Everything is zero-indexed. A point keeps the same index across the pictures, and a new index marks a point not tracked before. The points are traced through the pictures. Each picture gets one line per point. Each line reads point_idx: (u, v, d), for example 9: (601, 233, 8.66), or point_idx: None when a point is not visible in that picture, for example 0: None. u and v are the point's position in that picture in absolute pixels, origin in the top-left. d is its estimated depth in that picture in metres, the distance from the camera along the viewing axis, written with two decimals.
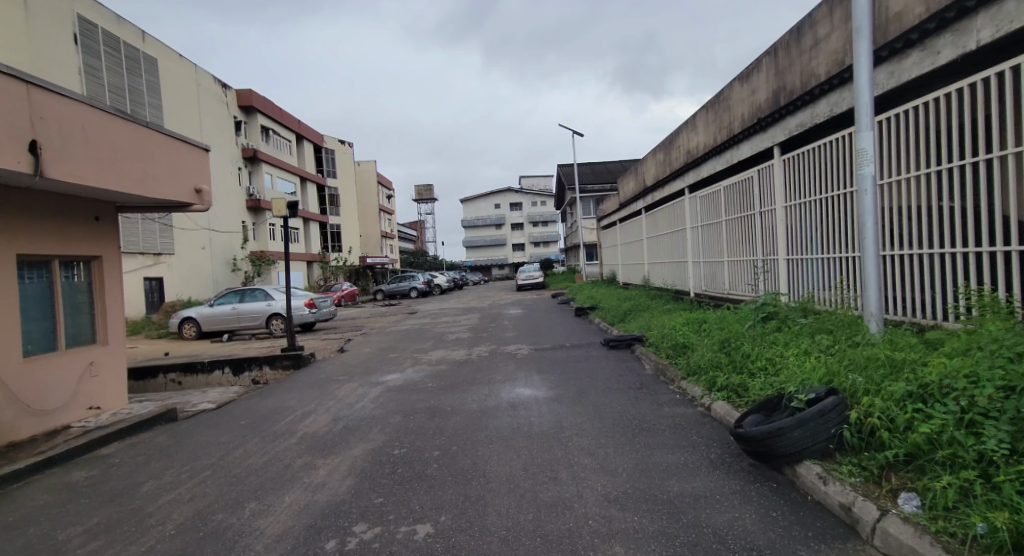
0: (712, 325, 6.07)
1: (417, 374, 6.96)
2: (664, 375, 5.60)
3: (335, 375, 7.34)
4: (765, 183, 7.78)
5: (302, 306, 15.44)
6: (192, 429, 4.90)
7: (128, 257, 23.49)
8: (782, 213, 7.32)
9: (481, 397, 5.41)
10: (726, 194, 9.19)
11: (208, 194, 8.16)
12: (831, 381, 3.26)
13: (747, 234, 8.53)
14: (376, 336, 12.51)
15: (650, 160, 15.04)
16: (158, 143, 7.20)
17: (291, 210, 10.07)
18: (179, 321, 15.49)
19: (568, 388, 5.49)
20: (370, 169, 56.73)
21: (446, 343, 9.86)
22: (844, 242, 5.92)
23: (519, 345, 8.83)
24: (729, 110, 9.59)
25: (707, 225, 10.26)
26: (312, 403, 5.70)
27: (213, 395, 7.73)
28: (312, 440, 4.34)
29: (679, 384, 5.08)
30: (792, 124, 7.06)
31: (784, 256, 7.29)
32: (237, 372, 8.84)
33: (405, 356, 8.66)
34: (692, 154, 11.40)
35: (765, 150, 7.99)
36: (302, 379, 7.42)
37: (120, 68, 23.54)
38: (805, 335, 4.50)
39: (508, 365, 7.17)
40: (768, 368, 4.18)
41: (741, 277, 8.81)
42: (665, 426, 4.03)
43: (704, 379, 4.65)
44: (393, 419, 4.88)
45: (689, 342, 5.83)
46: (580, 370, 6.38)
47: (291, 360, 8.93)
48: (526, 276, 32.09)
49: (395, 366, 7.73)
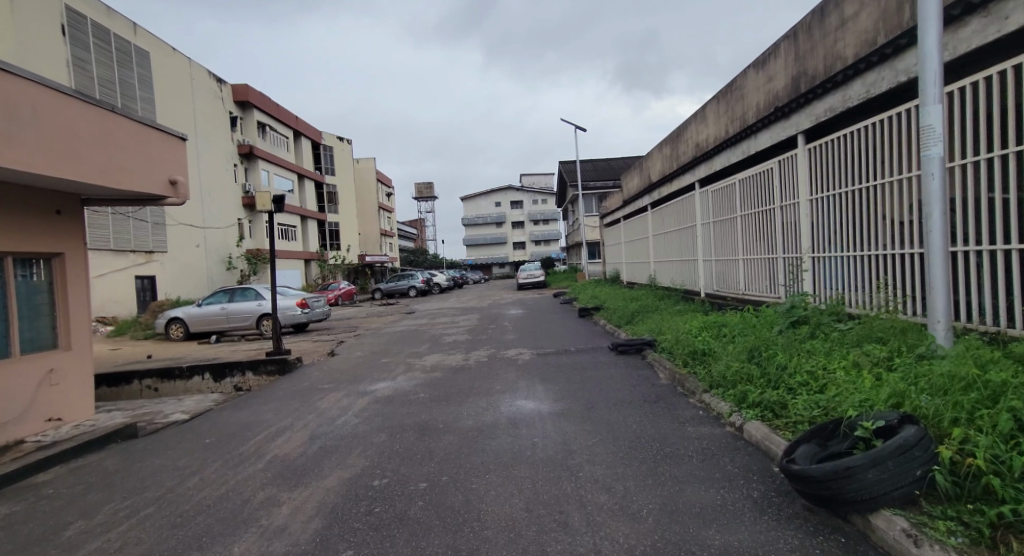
0: (734, 330, 5.47)
1: (409, 382, 6.36)
2: (683, 386, 5.00)
3: (320, 383, 6.75)
4: (788, 175, 7.17)
5: (294, 306, 14.85)
6: (149, 451, 4.31)
7: (120, 255, 22.93)
8: (806, 208, 6.73)
9: (478, 412, 4.81)
10: (741, 188, 8.58)
11: (184, 186, 7.57)
12: (902, 405, 2.65)
13: (765, 230, 7.94)
14: (370, 339, 11.92)
15: (656, 155, 14.44)
16: (125, 129, 6.63)
17: (276, 203, 9.44)
18: (166, 321, 14.94)
19: (576, 401, 4.90)
20: (368, 166, 56.07)
21: (443, 347, 9.26)
22: (883, 238, 5.30)
23: (521, 349, 8.25)
24: (744, 100, 8.97)
25: (720, 221, 9.65)
26: (289, 417, 5.09)
27: (189, 404, 7.16)
28: (281, 466, 3.76)
29: (701, 398, 4.49)
30: (817, 110, 6.40)
31: (810, 255, 6.69)
32: (218, 378, 8.31)
33: (398, 361, 8.06)
34: (703, 147, 10.79)
35: (785, 139, 7.36)
36: (284, 387, 6.83)
37: (111, 61, 22.98)
38: (851, 346, 3.89)
39: (509, 372, 6.57)
40: (810, 384, 3.57)
41: (758, 276, 8.21)
42: (692, 452, 3.43)
43: (733, 394, 4.06)
44: (377, 438, 4.29)
45: (710, 350, 5.24)
46: (588, 378, 5.79)
47: (276, 365, 8.35)
48: (526, 275, 31.51)
49: (387, 372, 7.15)
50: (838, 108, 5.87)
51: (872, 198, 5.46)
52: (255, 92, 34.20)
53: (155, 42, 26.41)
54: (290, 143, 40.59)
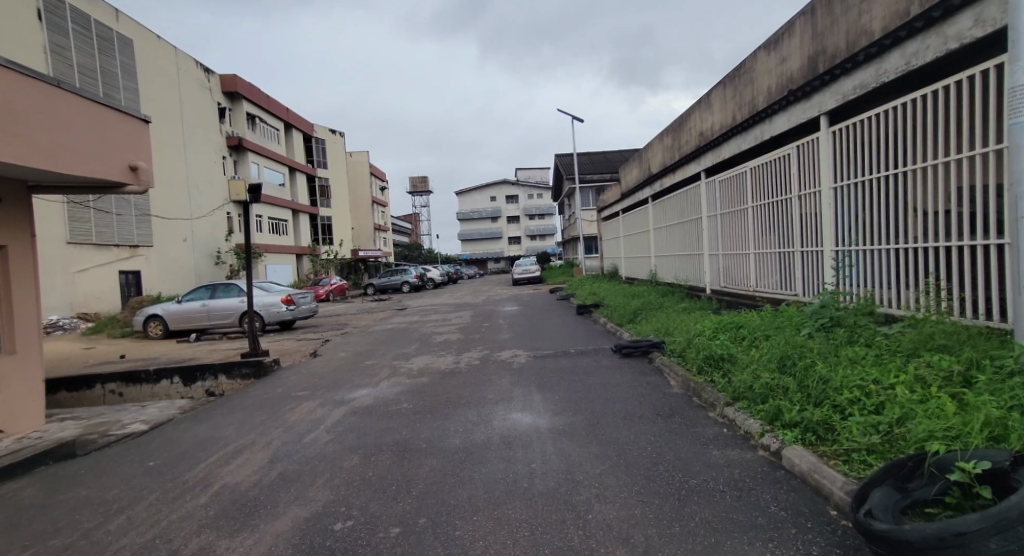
0: (756, 332, 4.89)
1: (391, 390, 5.74)
2: (700, 397, 4.42)
3: (294, 390, 6.10)
4: (807, 161, 6.55)
5: (278, 303, 14.16)
6: (79, 477, 3.66)
7: (103, 250, 22.11)
8: (829, 196, 6.12)
9: (467, 428, 4.17)
10: (754, 176, 7.97)
11: (146, 172, 6.87)
12: (1012, 442, 2.06)
13: (780, 222, 7.33)
14: (357, 337, 11.29)
15: (657, 145, 13.86)
16: (75, 106, 5.92)
17: (252, 193, 8.52)
18: (145, 318, 14.25)
19: (579, 415, 4.30)
20: (361, 159, 55.12)
21: (432, 348, 8.63)
22: (926, 229, 4.69)
23: (516, 350, 7.66)
24: (755, 84, 8.34)
25: (729, 213, 9.05)
26: (251, 434, 4.44)
27: (152, 412, 6.51)
28: (229, 499, 3.13)
29: (724, 412, 3.90)
30: (841, 89, 5.78)
31: (832, 249, 6.08)
32: (188, 383, 7.67)
33: (383, 364, 7.41)
34: (709, 135, 10.17)
35: (803, 122, 6.75)
36: (255, 395, 6.19)
37: (91, 47, 22.07)
38: (907, 354, 3.32)
39: (502, 379, 5.93)
40: (862, 400, 2.99)
41: (771, 272, 7.63)
42: (725, 486, 2.83)
43: (766, 409, 3.47)
44: (349, 461, 3.67)
45: (729, 354, 4.65)
46: (591, 386, 5.20)
47: (251, 368, 7.71)
48: (522, 270, 30.89)
49: (369, 377, 6.53)
50: (871, 84, 5.22)
51: (909, 184, 4.85)
52: (244, 83, 33.32)
53: (139, 30, 25.56)
54: (280, 135, 39.60)
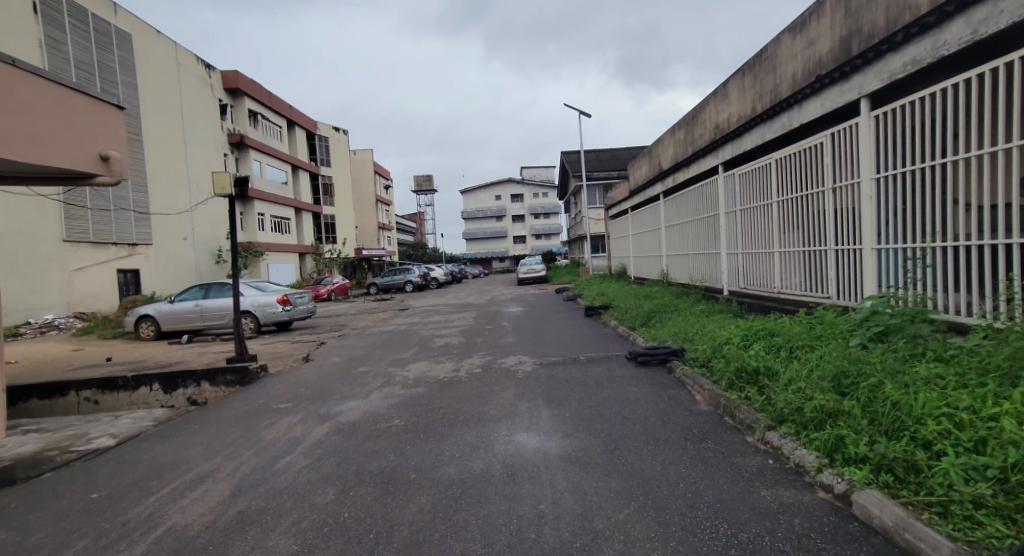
0: (794, 341, 4.28)
1: (383, 402, 5.18)
2: (733, 417, 3.83)
3: (275, 402, 5.53)
4: (843, 150, 5.89)
5: (274, 303, 13.64)
6: (6, 514, 3.11)
7: (101, 248, 21.72)
8: (868, 188, 5.46)
9: (464, 455, 3.58)
10: (781, 169, 7.33)
11: (119, 162, 6.30)
12: None
13: (810, 217, 6.69)
14: (353, 340, 10.73)
15: (668, 140, 13.25)
16: (33, 88, 5.33)
17: (238, 187, 7.84)
18: (136, 319, 13.78)
19: (593, 439, 3.70)
20: (365, 157, 54.66)
21: (431, 353, 8.04)
22: (992, 224, 4.05)
23: (520, 356, 7.09)
24: (779, 70, 7.69)
25: (751, 208, 8.41)
26: (216, 456, 3.87)
27: (124, 425, 5.98)
28: (171, 549, 2.56)
29: (767, 438, 3.30)
30: (882, 68, 5.11)
31: (872, 246, 5.44)
32: (169, 390, 7.15)
33: (377, 372, 6.83)
34: (727, 126, 9.52)
35: (836, 109, 6.09)
36: (234, 406, 5.66)
37: (88, 41, 21.67)
38: (1001, 376, 2.69)
39: (506, 391, 5.32)
40: (955, 434, 2.37)
41: (799, 272, 7.00)
42: (786, 544, 2.21)
43: (823, 438, 2.86)
44: (323, 496, 3.09)
45: (765, 367, 4.04)
46: (606, 401, 4.62)
47: (236, 375, 7.18)
48: (527, 269, 30.32)
49: (360, 386, 5.98)
50: (925, 60, 4.51)
51: (971, 172, 4.19)
52: (246, 79, 32.90)
53: (138, 24, 25.10)
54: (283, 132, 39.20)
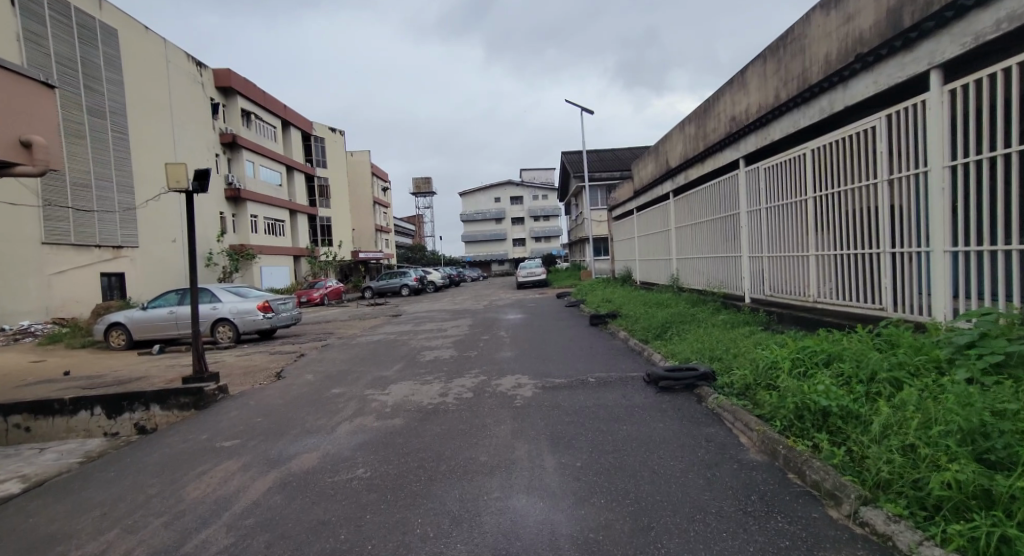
0: (870, 371, 3.32)
1: (350, 441, 4.21)
2: (801, 475, 2.87)
3: (218, 439, 4.52)
4: (904, 135, 4.91)
5: (254, 310, 12.67)
6: None
7: (84, 250, 20.77)
8: (939, 179, 4.48)
9: (441, 535, 2.60)
10: (819, 161, 6.37)
11: (46, 150, 5.33)
12: None
13: (856, 216, 5.73)
14: (335, 353, 9.74)
15: (677, 135, 12.35)
16: None
17: (196, 181, 6.83)
18: (106, 327, 12.79)
19: (616, 509, 2.72)
20: (363, 159, 53.69)
21: (417, 371, 7.03)
22: None
23: (518, 376, 6.11)
24: (810, 52, 6.73)
25: (779, 206, 7.46)
26: (111, 530, 2.89)
27: (43, 460, 5.00)
28: None
29: (864, 517, 2.33)
30: (964, 32, 4.13)
31: (944, 249, 4.46)
32: (113, 415, 6.19)
33: (351, 395, 5.84)
34: (748, 118, 8.59)
35: (890, 87, 5.12)
36: (171, 442, 4.67)
37: (71, 37, 20.75)
38: None
39: (501, 426, 4.33)
40: None
41: (842, 280, 6.06)
42: None
43: (972, 536, 1.88)
44: None
45: (838, 408, 3.09)
46: (627, 443, 3.66)
47: (189, 398, 6.20)
48: (526, 273, 29.33)
49: (326, 417, 4.99)
50: None
51: None
52: (238, 78, 31.99)
53: (125, 20, 24.18)
54: (278, 133, 38.30)
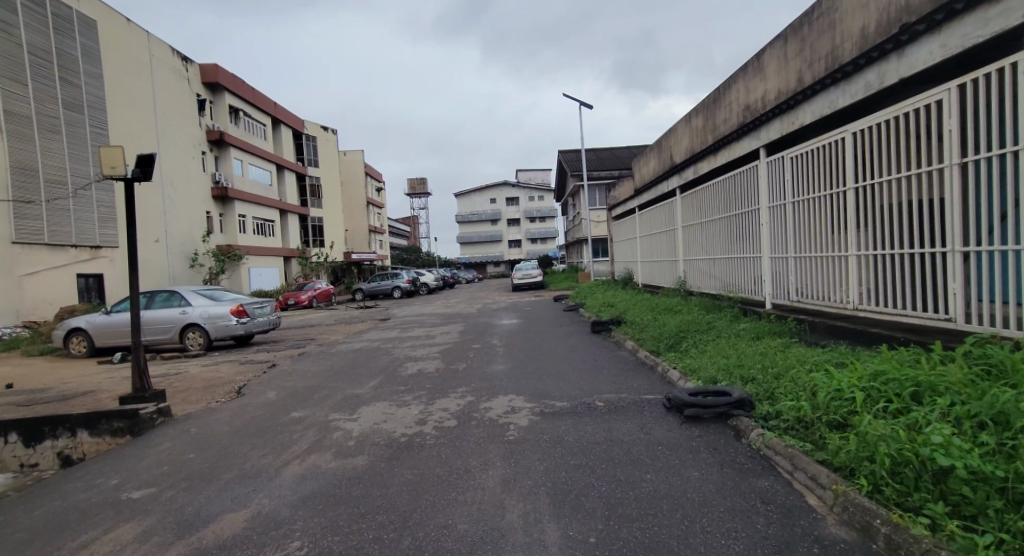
0: (996, 414, 2.40)
1: (294, 493, 3.25)
2: None
3: (128, 487, 3.55)
4: (981, 106, 4.00)
5: (227, 315, 11.67)
6: None
7: (58, 250, 19.66)
8: None
9: None
10: (862, 145, 5.49)
11: None
12: None
13: (913, 208, 4.81)
14: (309, 364, 8.75)
15: (682, 128, 11.49)
16: None
17: (141, 169, 5.89)
18: (66, 333, 11.78)
19: None
20: (356, 159, 52.56)
21: (394, 389, 6.06)
22: None
23: (511, 398, 5.16)
24: (842, 26, 5.87)
25: (808, 200, 6.57)
26: None
27: None
28: None
29: None
30: None
31: None
32: (32, 443, 5.20)
33: (311, 422, 4.88)
34: (766, 104, 7.72)
35: (963, 51, 4.20)
36: (71, 488, 3.69)
37: (45, 27, 19.65)
38: None
39: (489, 471, 3.40)
40: None
41: (892, 284, 5.16)
42: None
43: None
44: None
45: (965, 471, 2.15)
46: (658, 506, 2.71)
47: (122, 424, 5.23)
48: (522, 275, 28.37)
49: (272, 453, 4.03)
50: None
51: None
52: (226, 73, 30.90)
53: (105, 11, 23.05)
54: (268, 131, 37.18)
